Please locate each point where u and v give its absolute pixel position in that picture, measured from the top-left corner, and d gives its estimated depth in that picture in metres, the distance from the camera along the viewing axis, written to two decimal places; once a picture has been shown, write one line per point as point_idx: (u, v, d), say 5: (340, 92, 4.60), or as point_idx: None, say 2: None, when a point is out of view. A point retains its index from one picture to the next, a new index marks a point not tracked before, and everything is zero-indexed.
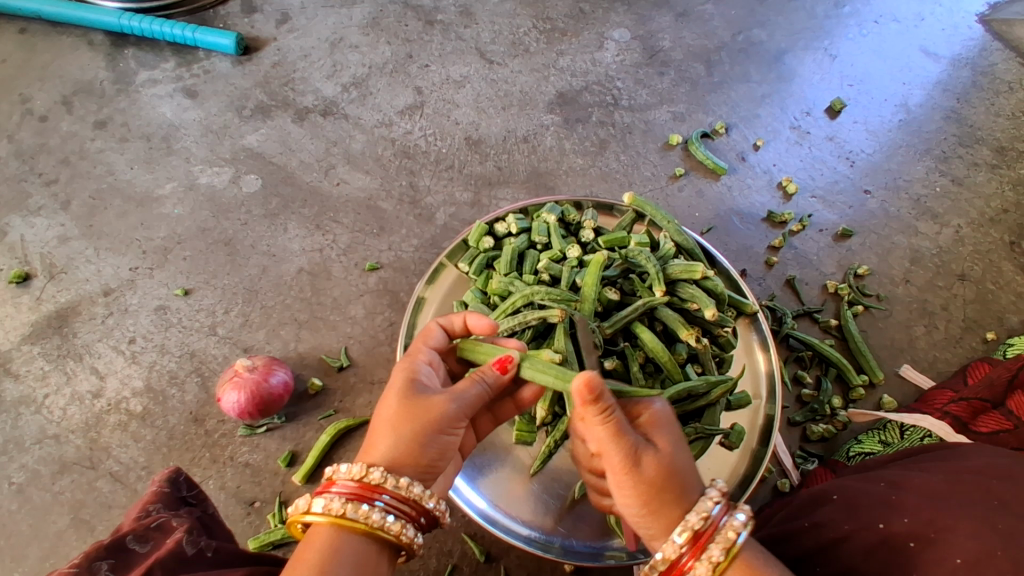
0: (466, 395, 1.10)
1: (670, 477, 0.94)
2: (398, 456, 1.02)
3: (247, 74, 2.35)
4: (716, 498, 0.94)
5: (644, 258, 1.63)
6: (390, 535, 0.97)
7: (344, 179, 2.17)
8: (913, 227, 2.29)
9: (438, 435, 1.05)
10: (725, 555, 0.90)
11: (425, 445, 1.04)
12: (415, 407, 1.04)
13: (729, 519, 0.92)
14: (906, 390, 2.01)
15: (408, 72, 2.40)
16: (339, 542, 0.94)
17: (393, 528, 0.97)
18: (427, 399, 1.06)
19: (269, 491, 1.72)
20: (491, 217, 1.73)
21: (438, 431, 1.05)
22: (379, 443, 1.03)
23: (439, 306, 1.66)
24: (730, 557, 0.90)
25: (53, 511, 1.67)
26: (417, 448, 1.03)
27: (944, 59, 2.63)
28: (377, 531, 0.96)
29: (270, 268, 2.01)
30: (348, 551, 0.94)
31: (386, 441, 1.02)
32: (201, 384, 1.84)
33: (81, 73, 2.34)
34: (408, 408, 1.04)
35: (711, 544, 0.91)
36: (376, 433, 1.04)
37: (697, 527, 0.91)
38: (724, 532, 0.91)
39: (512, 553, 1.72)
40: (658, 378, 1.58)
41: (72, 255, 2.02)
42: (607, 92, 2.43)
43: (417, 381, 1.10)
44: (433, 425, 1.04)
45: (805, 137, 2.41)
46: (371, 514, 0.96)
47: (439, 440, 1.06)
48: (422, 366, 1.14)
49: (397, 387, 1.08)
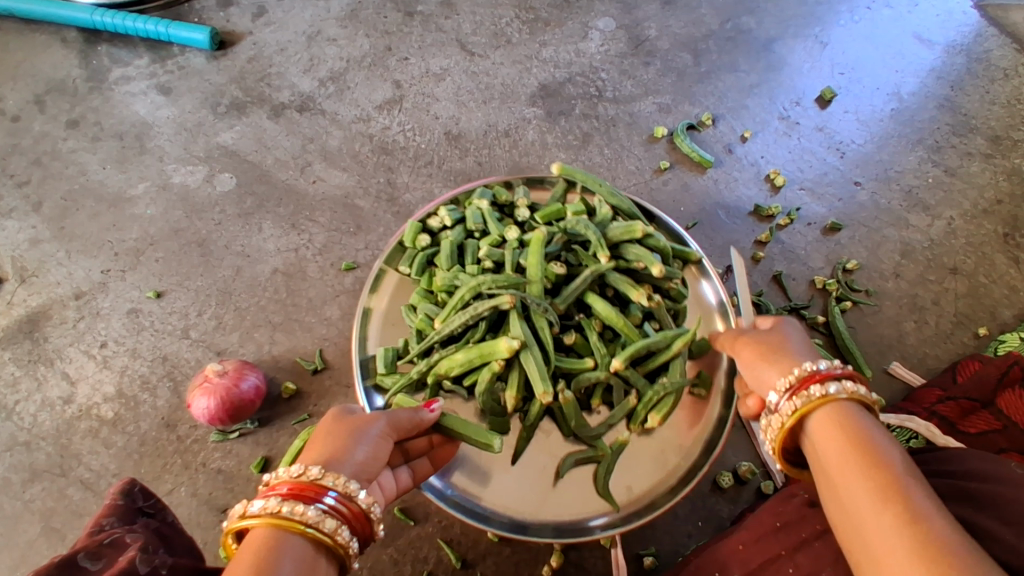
0: (398, 417, 1.18)
1: (772, 352, 1.18)
2: (331, 461, 1.04)
3: (222, 70, 2.30)
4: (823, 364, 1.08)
5: (583, 226, 1.63)
6: (324, 533, 0.95)
7: (321, 176, 2.13)
8: (903, 219, 2.23)
9: (370, 448, 1.09)
10: (816, 394, 1.04)
11: (355, 456, 1.07)
12: (346, 419, 1.12)
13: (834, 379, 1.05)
14: (894, 387, 1.97)
15: (387, 65, 2.35)
16: (273, 541, 0.92)
17: (328, 528, 0.96)
18: (356, 419, 1.13)
19: (242, 497, 1.70)
20: (423, 213, 1.68)
21: (371, 444, 1.10)
22: (314, 454, 1.06)
23: (385, 315, 1.60)
24: (821, 398, 1.03)
25: (22, 519, 1.67)
26: (353, 449, 1.07)
27: (938, 46, 2.55)
28: (313, 530, 0.94)
29: (244, 269, 1.97)
30: (283, 550, 0.91)
31: (319, 451, 1.06)
32: (173, 388, 1.82)
33: (53, 71, 2.30)
34: (339, 425, 1.11)
35: (810, 385, 1.06)
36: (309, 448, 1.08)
37: (797, 378, 1.08)
38: (825, 380, 1.05)
39: (488, 558, 1.70)
40: (618, 343, 1.58)
41: (43, 258, 1.99)
42: (590, 84, 2.37)
43: (349, 410, 1.17)
44: (363, 437, 1.10)
45: (794, 128, 2.36)
46: (306, 512, 0.94)
47: (373, 453, 1.10)
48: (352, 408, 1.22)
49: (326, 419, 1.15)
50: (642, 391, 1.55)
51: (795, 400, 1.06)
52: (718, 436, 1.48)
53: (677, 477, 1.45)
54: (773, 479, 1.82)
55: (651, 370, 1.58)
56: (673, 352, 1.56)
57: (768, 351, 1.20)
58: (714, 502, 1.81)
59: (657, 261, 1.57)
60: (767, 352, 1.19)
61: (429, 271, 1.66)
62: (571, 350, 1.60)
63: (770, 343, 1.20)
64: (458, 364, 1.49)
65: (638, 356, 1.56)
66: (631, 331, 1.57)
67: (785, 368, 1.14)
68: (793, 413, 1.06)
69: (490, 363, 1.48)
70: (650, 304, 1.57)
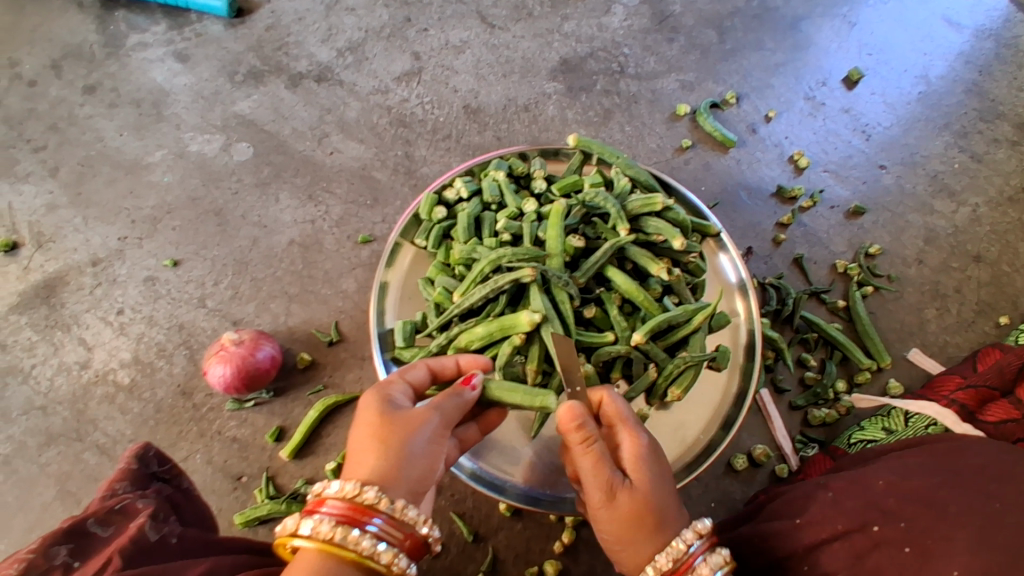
0: (445, 405, 1.10)
1: (642, 517, 1.09)
2: (388, 470, 0.98)
3: (240, 38, 2.27)
4: (693, 537, 1.07)
5: (602, 199, 1.61)
6: (379, 565, 0.92)
7: (338, 148, 2.10)
8: (928, 205, 2.19)
9: (424, 448, 1.03)
10: None
11: (410, 459, 1.01)
12: (392, 423, 1.03)
13: (708, 558, 1.06)
14: (913, 375, 1.95)
15: (406, 36, 2.31)
16: (327, 570, 0.90)
17: (383, 557, 0.93)
18: (405, 419, 1.03)
19: (256, 466, 1.71)
20: (439, 185, 1.65)
21: (424, 442, 1.03)
22: (367, 463, 0.99)
23: (402, 289, 1.61)
24: None
25: (39, 483, 1.69)
26: (403, 461, 1.00)
27: (967, 30, 2.48)
28: (367, 559, 0.92)
29: (261, 240, 1.96)
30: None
31: (372, 459, 0.99)
32: (189, 356, 1.82)
33: (69, 36, 2.28)
34: (387, 424, 1.02)
35: (689, 574, 1.05)
36: (358, 454, 1.01)
37: (675, 559, 1.06)
38: (707, 563, 1.06)
39: (501, 533, 1.70)
40: (638, 317, 1.57)
41: (59, 224, 1.99)
42: (613, 59, 2.33)
43: (391, 404, 1.07)
44: (415, 436, 1.02)
45: (819, 109, 2.31)
46: (361, 540, 0.92)
47: (427, 451, 1.03)
48: (396, 393, 1.12)
49: (366, 415, 1.05)
50: (662, 364, 1.55)
51: None
52: (733, 409, 1.54)
53: (693, 455, 1.51)
54: (788, 463, 1.82)
55: (670, 343, 1.57)
56: (693, 327, 1.54)
57: (636, 509, 1.09)
58: (727, 484, 1.81)
59: (678, 234, 1.55)
60: (636, 511, 1.09)
61: (446, 244, 1.65)
62: (591, 324, 1.59)
63: (640, 499, 1.09)
64: (477, 337, 1.49)
65: (659, 330, 1.54)
66: (651, 305, 1.55)
67: (656, 536, 1.09)
68: None
69: (511, 336, 1.47)
70: (670, 278, 1.54)
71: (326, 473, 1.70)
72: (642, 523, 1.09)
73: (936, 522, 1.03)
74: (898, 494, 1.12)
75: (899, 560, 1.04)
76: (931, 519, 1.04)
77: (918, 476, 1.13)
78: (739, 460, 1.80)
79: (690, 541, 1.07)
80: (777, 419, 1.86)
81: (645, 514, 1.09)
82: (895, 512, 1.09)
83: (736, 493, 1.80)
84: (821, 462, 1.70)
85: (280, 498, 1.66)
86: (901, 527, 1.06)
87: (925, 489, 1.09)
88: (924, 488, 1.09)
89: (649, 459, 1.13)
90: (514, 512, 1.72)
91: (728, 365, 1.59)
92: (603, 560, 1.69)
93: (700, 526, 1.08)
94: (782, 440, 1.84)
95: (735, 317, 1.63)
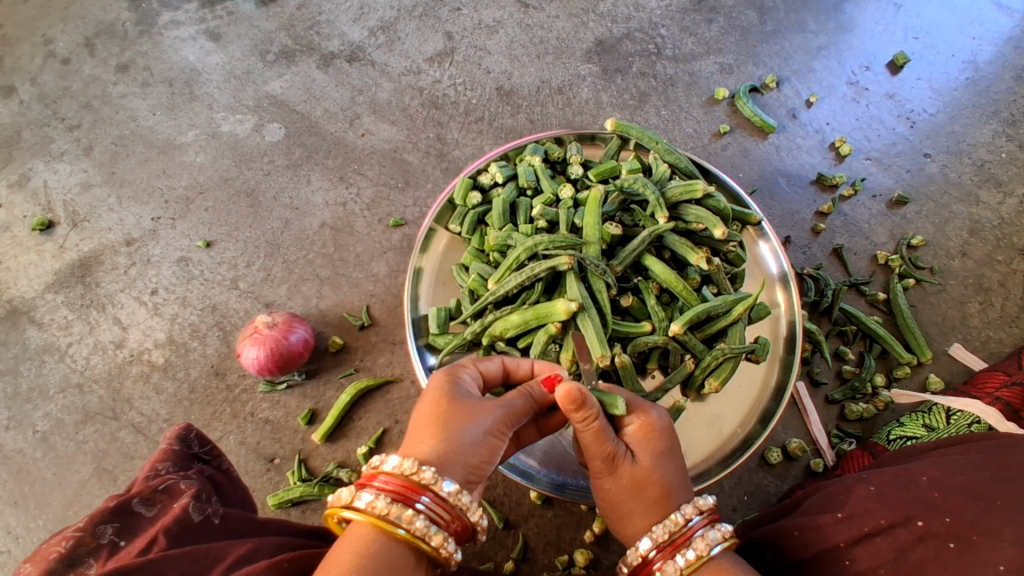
0: (510, 399, 1.08)
1: (644, 487, 1.04)
2: (445, 451, 0.96)
3: (272, 16, 2.25)
4: (692, 511, 1.00)
5: (641, 185, 1.57)
6: (430, 547, 0.90)
7: (370, 130, 2.08)
8: (974, 195, 2.12)
9: (484, 437, 1.00)
10: (695, 558, 0.95)
11: (468, 445, 0.98)
12: (456, 407, 1.01)
13: (711, 530, 0.97)
14: (954, 370, 1.90)
15: (438, 16, 2.27)
16: (378, 546, 0.87)
17: (434, 539, 0.91)
18: (469, 407, 1.02)
19: (289, 449, 1.72)
20: (474, 169, 1.63)
21: (484, 432, 1.00)
22: (425, 439, 0.98)
23: (436, 275, 1.59)
24: (695, 563, 0.95)
25: (76, 460, 1.72)
26: (461, 448, 0.98)
27: (1017, 13, 2.38)
28: (418, 540, 0.89)
29: (293, 222, 1.95)
30: (389, 557, 0.87)
31: (431, 438, 0.97)
32: (222, 338, 1.83)
33: (102, 13, 2.27)
34: (451, 408, 1.01)
35: (686, 547, 0.97)
36: (417, 430, 1.00)
37: (673, 531, 0.99)
38: (709, 536, 0.96)
39: (531, 521, 1.70)
40: (675, 307, 1.54)
41: (94, 203, 2.00)
42: (649, 41, 2.27)
43: (458, 388, 1.06)
44: (476, 424, 1.00)
45: (863, 94, 2.24)
46: (415, 520, 0.89)
47: (486, 440, 1.01)
48: (464, 376, 1.10)
49: (432, 394, 1.04)
50: (700, 356, 1.52)
51: (672, 562, 0.97)
52: (772, 404, 1.51)
53: (731, 447, 1.49)
54: (823, 457, 1.80)
55: (709, 334, 1.53)
56: (733, 318, 1.51)
57: (639, 482, 1.04)
58: (761, 477, 1.79)
59: (719, 223, 1.50)
60: (637, 482, 1.04)
61: (480, 229, 1.62)
62: (627, 313, 1.56)
63: (643, 470, 1.05)
64: (512, 326, 1.47)
65: (697, 321, 1.51)
66: (690, 295, 1.51)
67: (657, 508, 1.03)
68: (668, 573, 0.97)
69: (547, 325, 1.45)
70: (710, 268, 1.50)
71: (357, 457, 1.70)
72: (649, 498, 1.04)
73: (984, 516, 0.98)
74: (943, 488, 1.07)
75: (943, 556, 0.99)
76: (977, 512, 0.99)
77: (965, 471, 1.08)
78: (773, 453, 1.78)
79: (690, 514, 1.00)
80: (813, 414, 1.84)
81: (653, 489, 1.04)
82: (940, 506, 1.03)
83: (769, 487, 1.79)
84: (858, 458, 1.67)
85: (312, 481, 1.67)
86: (947, 522, 1.01)
87: (972, 484, 1.05)
88: (971, 483, 1.05)
89: (667, 439, 1.09)
90: (544, 500, 1.72)
91: (767, 357, 1.56)
92: None
93: (703, 502, 1.01)
94: (817, 434, 1.82)
95: (775, 308, 1.59)
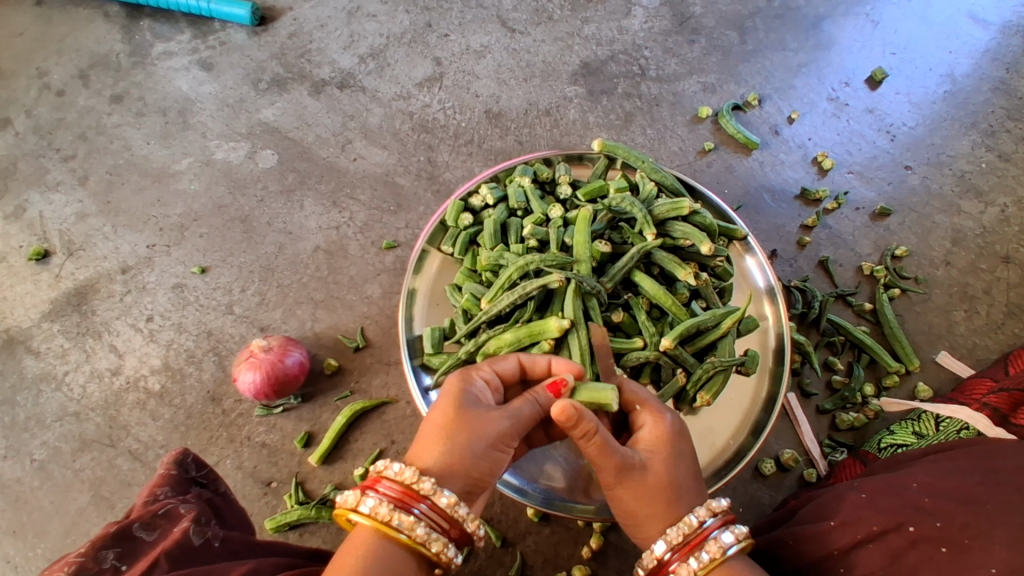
0: (521, 409, 1.09)
1: (656, 492, 1.06)
2: (449, 462, 0.99)
3: (263, 46, 2.29)
4: (706, 513, 1.03)
5: (629, 204, 1.59)
6: (431, 552, 0.94)
7: (362, 154, 2.12)
8: (955, 205, 2.17)
9: (489, 449, 1.03)
10: (710, 560, 0.99)
11: (473, 457, 1.01)
12: (463, 418, 1.02)
13: (720, 535, 1.01)
14: (941, 377, 1.93)
15: (427, 42, 2.32)
16: (380, 549, 0.92)
17: (433, 545, 0.95)
18: (479, 414, 1.04)
19: (286, 471, 1.73)
20: (465, 192, 1.66)
21: (488, 444, 1.03)
22: (431, 449, 1.00)
23: (430, 296, 1.62)
24: (708, 565, 0.98)
25: (74, 487, 1.72)
26: (466, 459, 1.00)
27: (993, 26, 2.45)
28: (419, 546, 0.94)
29: (287, 246, 1.98)
30: (390, 560, 0.92)
31: (436, 447, 1.00)
32: (218, 362, 1.84)
33: (97, 46, 2.31)
34: (457, 419, 1.02)
35: (701, 548, 1.00)
36: (424, 433, 1.03)
37: (687, 533, 1.02)
38: (722, 538, 1.00)
39: (529, 538, 1.71)
40: (666, 322, 1.57)
41: (89, 232, 2.02)
42: (633, 62, 2.33)
43: (466, 392, 1.07)
44: (481, 437, 1.02)
45: (843, 109, 2.29)
46: (415, 526, 0.93)
47: (494, 450, 1.04)
48: (473, 381, 1.11)
49: (443, 400, 1.06)
50: (691, 369, 1.54)
51: (690, 562, 1.00)
52: (763, 414, 1.53)
53: (723, 460, 1.49)
54: (816, 467, 1.82)
55: (699, 348, 1.57)
56: (722, 332, 1.54)
57: (648, 487, 1.06)
58: (755, 488, 1.80)
59: (706, 239, 1.54)
60: (651, 488, 1.06)
61: (472, 250, 1.66)
62: (619, 329, 1.59)
63: (654, 477, 1.06)
64: (506, 344, 1.50)
65: (688, 335, 1.54)
66: (679, 309, 1.55)
67: (669, 512, 1.05)
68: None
69: (541, 342, 1.49)
70: (698, 283, 1.54)
71: (355, 478, 1.71)
72: (658, 504, 1.05)
73: (976, 519, 1.01)
74: (934, 494, 1.09)
75: (937, 561, 1.01)
76: (967, 516, 1.02)
77: (954, 476, 1.11)
78: (767, 464, 1.79)
79: (703, 517, 1.03)
80: (805, 424, 1.86)
81: (662, 497, 1.06)
82: (930, 511, 1.06)
83: (763, 498, 1.80)
84: (851, 467, 1.68)
85: (309, 504, 1.67)
86: (938, 526, 1.03)
87: (961, 488, 1.07)
88: (961, 487, 1.08)
89: (682, 452, 1.10)
90: (542, 516, 1.73)
91: (757, 369, 1.58)
92: (631, 564, 1.69)
93: (715, 506, 1.04)
94: (810, 445, 1.83)
95: (763, 320, 1.62)
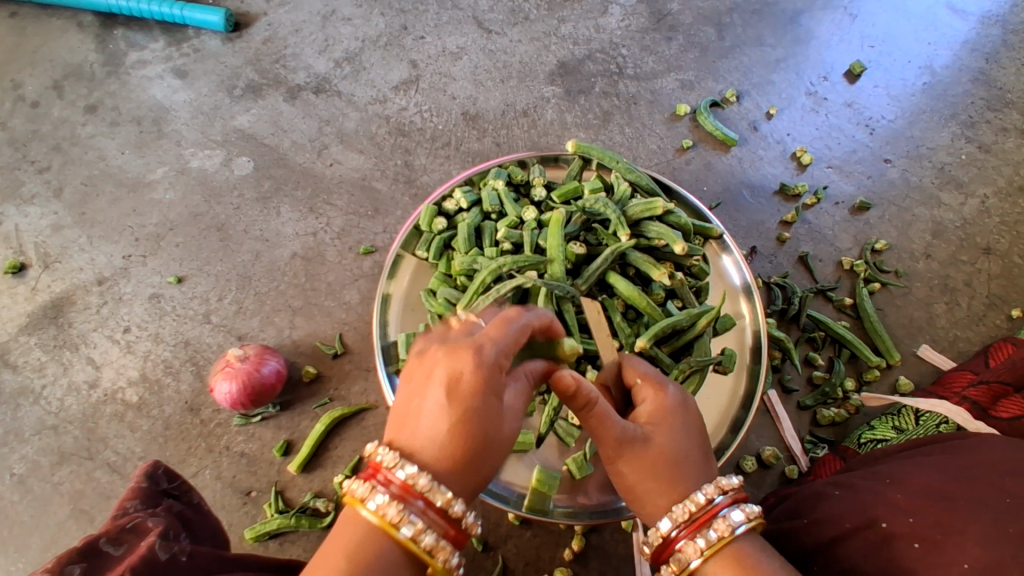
0: (515, 400, 1.03)
1: (657, 464, 1.05)
2: (466, 475, 0.94)
3: (238, 52, 2.28)
4: (715, 490, 1.03)
5: (602, 205, 1.60)
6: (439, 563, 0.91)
7: (338, 159, 2.11)
8: (935, 198, 2.17)
9: (499, 456, 0.99)
10: (719, 538, 0.98)
11: (487, 467, 0.97)
12: (487, 431, 0.94)
13: (734, 510, 1.01)
14: (923, 371, 1.93)
15: (402, 45, 2.31)
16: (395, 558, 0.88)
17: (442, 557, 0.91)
18: (499, 411, 0.96)
19: (265, 481, 1.72)
20: (438, 196, 1.63)
21: (501, 454, 0.99)
22: (448, 459, 0.92)
23: (405, 300, 1.60)
24: (719, 542, 0.98)
25: (53, 501, 1.71)
26: (478, 471, 0.95)
27: (972, 16, 2.45)
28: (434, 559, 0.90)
29: (263, 253, 1.97)
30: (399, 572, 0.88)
31: (454, 456, 0.92)
32: (195, 373, 1.83)
33: (70, 56, 2.29)
34: (484, 435, 0.94)
35: (709, 526, 1.00)
36: (435, 422, 0.92)
37: (696, 510, 1.01)
38: (729, 518, 1.00)
39: (510, 541, 1.70)
40: (641, 323, 1.57)
41: (65, 244, 2.01)
42: (611, 60, 2.32)
43: (490, 389, 0.95)
44: (498, 452, 0.97)
45: (821, 103, 2.28)
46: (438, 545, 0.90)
47: (499, 457, 0.98)
48: (495, 370, 0.96)
49: (463, 397, 0.93)
50: (668, 369, 1.54)
51: (698, 539, 0.99)
52: (741, 412, 1.52)
53: None
54: (797, 464, 1.81)
55: (676, 348, 1.57)
56: (698, 332, 1.55)
57: (651, 459, 1.05)
58: None
59: (679, 239, 1.54)
60: (651, 461, 1.05)
61: (447, 255, 1.66)
62: None
63: (655, 448, 1.05)
64: None
65: (663, 336, 1.54)
66: (654, 310, 1.55)
67: (672, 484, 1.05)
68: (694, 554, 0.99)
69: None
70: (672, 283, 1.55)
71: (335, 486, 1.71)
72: (660, 476, 1.05)
73: (948, 515, 1.00)
74: (908, 491, 1.09)
75: (908, 557, 1.00)
76: (940, 512, 1.01)
77: (929, 472, 1.11)
78: (747, 462, 1.79)
79: (716, 492, 1.02)
80: (785, 420, 1.85)
81: (663, 467, 1.05)
82: (903, 507, 1.06)
83: (745, 495, 1.80)
84: (831, 463, 1.68)
85: (289, 512, 1.67)
86: (910, 522, 1.03)
87: (935, 485, 1.07)
88: (934, 484, 1.07)
89: (692, 424, 1.11)
90: (522, 520, 1.72)
91: (735, 367, 1.57)
92: (614, 565, 1.69)
93: (728, 482, 1.03)
94: (791, 441, 1.83)
95: (740, 318, 1.61)
